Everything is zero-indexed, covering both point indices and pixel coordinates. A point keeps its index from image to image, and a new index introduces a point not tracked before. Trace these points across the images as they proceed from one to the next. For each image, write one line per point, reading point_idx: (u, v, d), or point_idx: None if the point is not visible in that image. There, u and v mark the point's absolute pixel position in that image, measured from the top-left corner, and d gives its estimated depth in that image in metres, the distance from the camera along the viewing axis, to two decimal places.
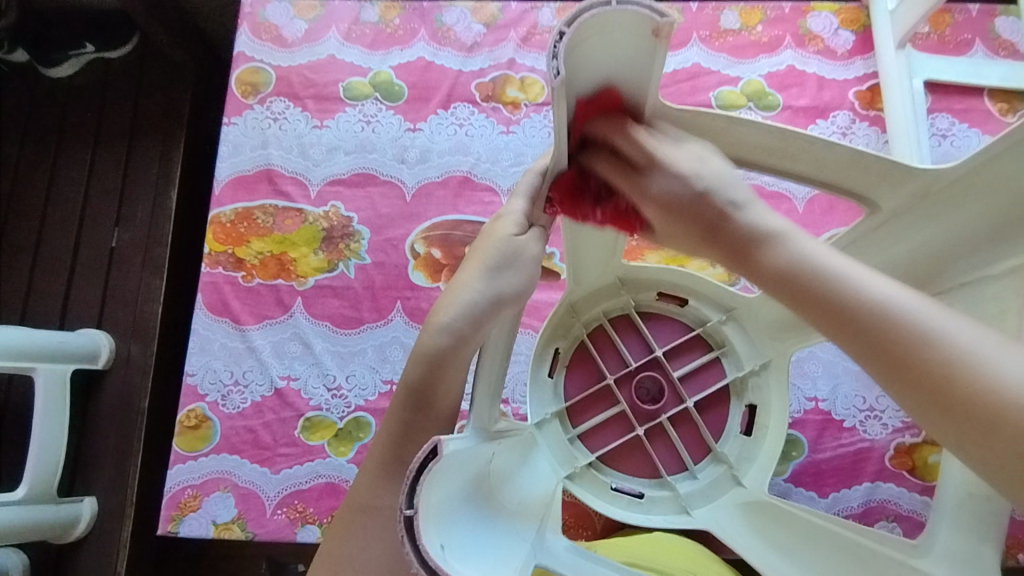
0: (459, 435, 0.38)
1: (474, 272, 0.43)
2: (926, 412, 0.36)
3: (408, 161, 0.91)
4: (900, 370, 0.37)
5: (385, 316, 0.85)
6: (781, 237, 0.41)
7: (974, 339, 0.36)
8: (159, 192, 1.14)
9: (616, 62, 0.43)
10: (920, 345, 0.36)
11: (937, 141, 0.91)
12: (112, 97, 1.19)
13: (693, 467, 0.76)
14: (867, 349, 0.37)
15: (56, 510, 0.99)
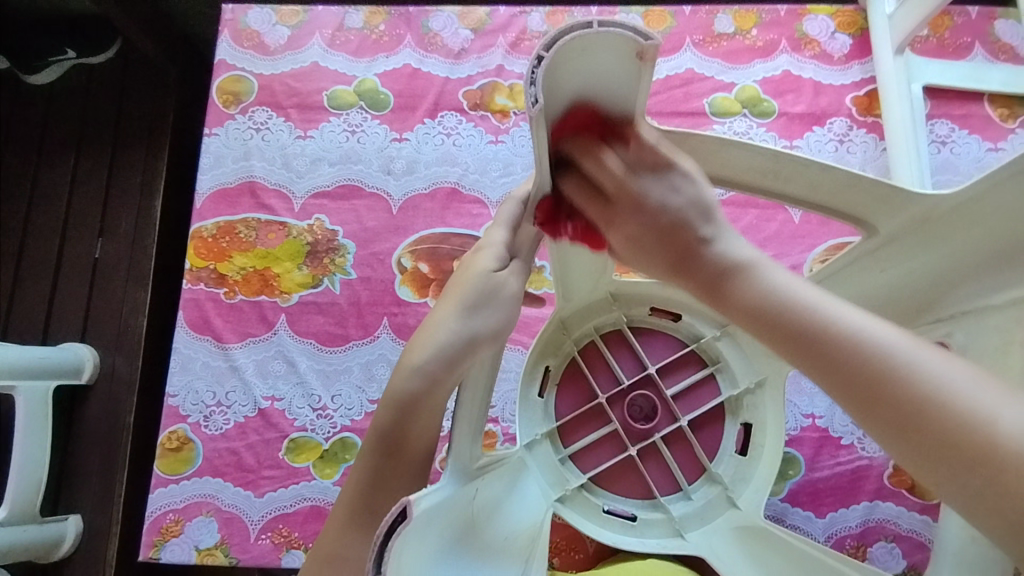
0: (434, 488, 0.38)
1: (450, 311, 0.45)
2: (903, 448, 0.34)
3: (394, 172, 0.89)
4: (872, 403, 0.35)
5: (371, 333, 0.83)
6: (751, 268, 0.42)
7: (955, 378, 0.34)
8: (143, 203, 1.11)
9: (599, 90, 0.43)
10: (894, 381, 0.34)
11: (937, 148, 0.89)
12: (92, 104, 1.16)
13: (687, 487, 0.74)
14: (840, 387, 0.36)
15: (40, 531, 0.97)
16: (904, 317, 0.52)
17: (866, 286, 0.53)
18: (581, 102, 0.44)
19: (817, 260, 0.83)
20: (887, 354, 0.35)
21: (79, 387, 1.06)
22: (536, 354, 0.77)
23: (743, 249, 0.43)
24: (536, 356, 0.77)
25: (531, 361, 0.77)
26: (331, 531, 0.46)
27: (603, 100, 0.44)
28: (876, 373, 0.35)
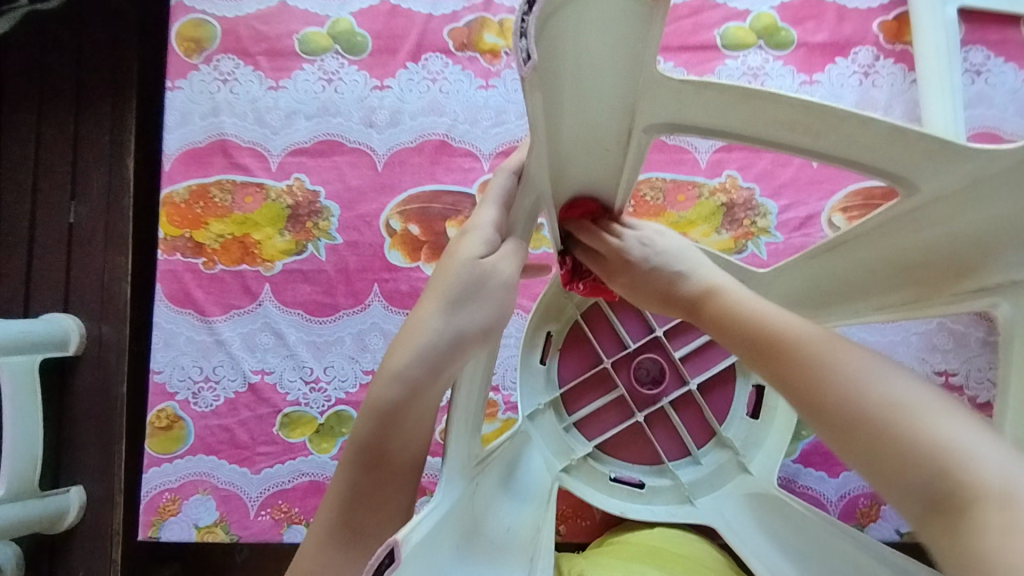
0: (423, 514, 0.36)
1: (433, 308, 0.42)
2: (819, 425, 0.35)
3: (377, 125, 0.81)
4: (789, 381, 0.37)
5: (361, 302, 0.78)
6: (725, 285, 0.46)
7: (863, 363, 0.35)
8: (113, 160, 0.93)
9: (600, 52, 0.37)
10: (807, 363, 0.37)
11: (970, 78, 0.81)
12: (41, 39, 0.95)
13: (696, 452, 0.72)
14: (765, 367, 0.39)
15: (42, 504, 0.85)
16: (936, 282, 0.48)
17: (901, 244, 0.48)
18: (583, 59, 0.38)
19: (837, 208, 0.77)
20: (819, 347, 0.37)
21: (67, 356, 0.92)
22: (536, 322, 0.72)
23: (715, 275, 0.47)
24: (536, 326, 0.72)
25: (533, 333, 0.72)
26: (315, 542, 0.42)
27: (601, 118, 0.44)
28: (803, 371, 0.36)
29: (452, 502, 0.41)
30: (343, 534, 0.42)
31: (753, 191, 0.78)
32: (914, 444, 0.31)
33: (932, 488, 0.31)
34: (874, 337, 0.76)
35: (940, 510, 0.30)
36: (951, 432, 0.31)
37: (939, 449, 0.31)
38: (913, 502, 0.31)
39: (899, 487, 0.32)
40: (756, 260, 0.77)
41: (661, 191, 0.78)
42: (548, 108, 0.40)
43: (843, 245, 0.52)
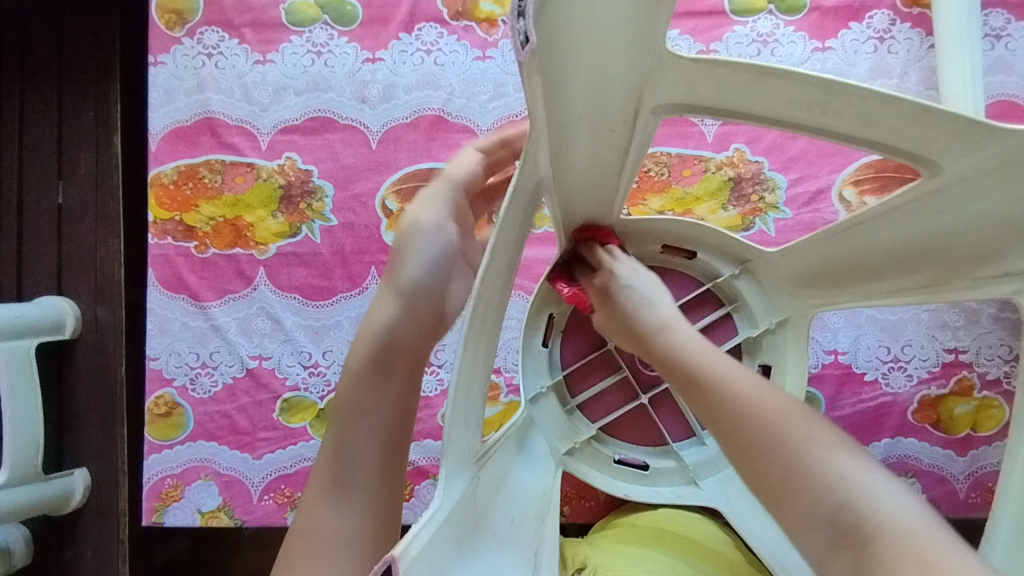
0: (424, 523, 0.36)
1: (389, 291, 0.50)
2: (746, 468, 0.43)
3: (370, 100, 0.78)
4: (727, 430, 0.44)
5: (359, 285, 0.77)
6: (677, 325, 0.51)
7: (786, 410, 0.43)
8: (101, 138, 0.87)
9: (605, 29, 0.35)
10: (741, 414, 0.43)
11: (990, 44, 0.77)
12: (17, 9, 0.88)
13: (701, 432, 0.70)
14: (706, 414, 0.45)
15: (45, 488, 0.81)
16: (959, 264, 0.49)
17: (917, 225, 0.49)
18: (586, 41, 0.36)
19: (848, 182, 0.74)
20: (748, 400, 0.44)
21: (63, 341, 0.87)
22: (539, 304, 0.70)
23: (668, 313, 0.52)
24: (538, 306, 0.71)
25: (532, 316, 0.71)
26: (312, 486, 0.52)
27: (603, 103, 0.41)
28: (733, 423, 0.43)
29: (453, 500, 0.40)
30: (331, 488, 0.51)
31: (761, 165, 0.75)
32: (819, 491, 0.39)
33: (834, 526, 0.38)
34: (883, 314, 0.74)
35: (842, 543, 0.38)
36: (849, 477, 0.39)
37: (840, 493, 0.38)
38: (818, 538, 0.39)
39: (808, 527, 0.39)
40: (763, 237, 0.75)
41: (666, 166, 0.76)
42: (549, 94, 0.37)
43: (858, 226, 0.52)
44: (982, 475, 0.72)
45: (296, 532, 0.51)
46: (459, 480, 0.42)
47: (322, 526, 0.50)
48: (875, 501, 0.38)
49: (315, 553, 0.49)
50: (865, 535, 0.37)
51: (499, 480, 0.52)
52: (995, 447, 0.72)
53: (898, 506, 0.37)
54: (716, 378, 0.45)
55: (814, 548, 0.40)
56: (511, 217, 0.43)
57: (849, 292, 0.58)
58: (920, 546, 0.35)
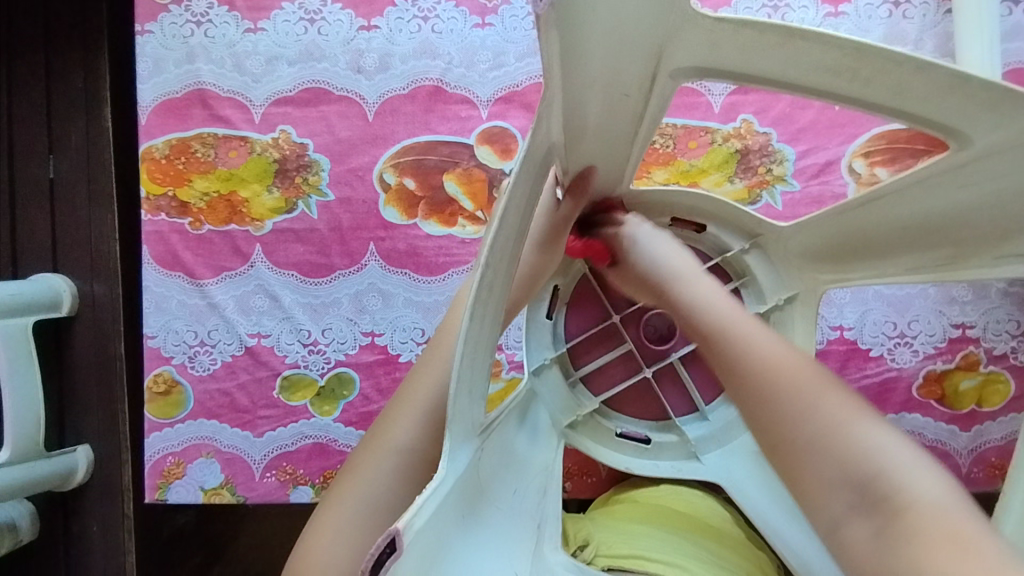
0: (431, 494, 0.33)
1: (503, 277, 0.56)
2: (767, 427, 0.43)
3: (366, 70, 0.75)
4: (748, 387, 0.44)
5: (357, 262, 0.75)
6: (696, 278, 0.51)
7: (810, 372, 0.43)
8: (90, 109, 0.84)
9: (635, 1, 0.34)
10: (767, 371, 0.43)
11: (1009, 8, 0.74)
12: None
13: (704, 408, 0.69)
14: (727, 364, 0.45)
15: (49, 465, 0.81)
16: (977, 237, 0.50)
17: (939, 201, 0.49)
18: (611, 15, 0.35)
19: (859, 153, 0.72)
20: (777, 366, 0.43)
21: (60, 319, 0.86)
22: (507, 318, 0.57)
23: (686, 267, 0.52)
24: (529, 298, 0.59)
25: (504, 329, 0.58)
26: (399, 397, 0.50)
27: (623, 71, 0.41)
28: (757, 386, 0.43)
29: (456, 473, 0.37)
30: (415, 406, 0.49)
31: (770, 136, 0.73)
32: (846, 459, 0.40)
33: (858, 494, 0.39)
34: (891, 289, 0.73)
35: (864, 513, 0.38)
36: (878, 446, 0.39)
37: (871, 463, 0.39)
38: (838, 505, 0.40)
39: (831, 492, 0.40)
40: (770, 211, 0.73)
41: (671, 138, 0.74)
42: (566, 53, 0.36)
43: (879, 201, 0.52)
44: (985, 450, 0.72)
45: (370, 439, 0.49)
46: (462, 455, 0.39)
47: (395, 440, 0.48)
48: (906, 478, 0.38)
49: (381, 464, 0.47)
50: (894, 507, 0.37)
51: (504, 451, 0.50)
52: (1000, 422, 0.72)
53: (928, 481, 0.38)
54: (737, 336, 0.45)
55: (830, 515, 0.40)
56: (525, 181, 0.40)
57: (861, 268, 0.59)
58: (956, 525, 0.35)
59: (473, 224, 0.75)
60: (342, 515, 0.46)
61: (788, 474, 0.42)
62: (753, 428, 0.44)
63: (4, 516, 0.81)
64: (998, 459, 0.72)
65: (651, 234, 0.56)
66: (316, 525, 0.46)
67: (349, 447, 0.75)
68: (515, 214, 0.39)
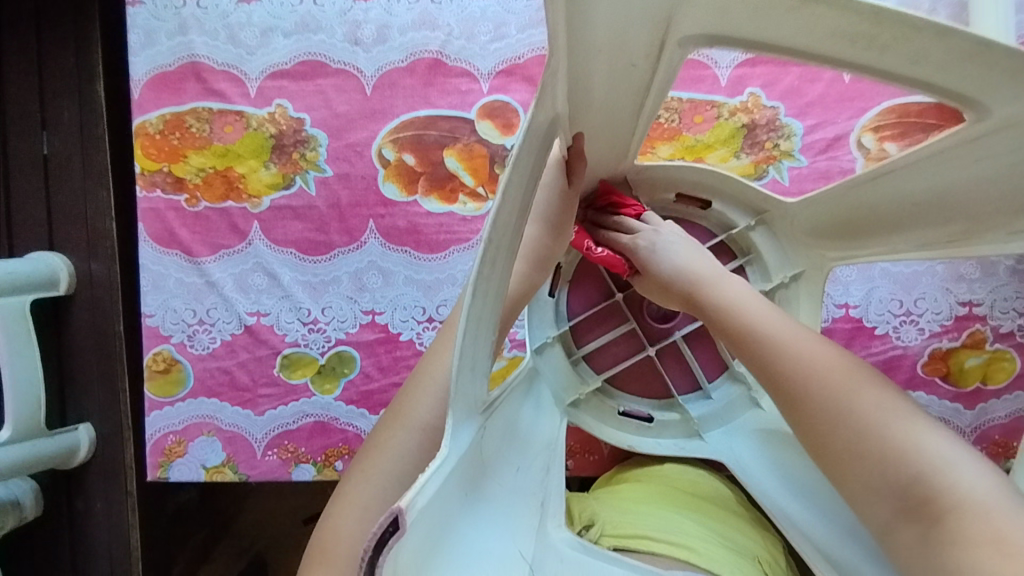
0: (435, 471, 0.32)
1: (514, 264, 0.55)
2: (810, 435, 0.47)
3: (364, 42, 0.73)
4: (788, 397, 0.48)
5: (357, 239, 0.74)
6: (728, 285, 0.54)
7: (847, 379, 0.46)
8: (82, 84, 0.82)
9: None
10: (802, 382, 0.47)
11: None
12: None
13: (707, 386, 0.69)
14: (767, 377, 0.49)
15: (51, 443, 0.81)
16: (989, 214, 0.49)
17: (951, 174, 0.48)
18: None
19: (868, 128, 0.71)
20: (818, 372, 0.47)
21: (58, 297, 0.85)
22: (517, 305, 0.56)
23: (718, 273, 0.56)
24: (543, 282, 0.59)
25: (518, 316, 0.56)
26: (417, 375, 0.51)
27: (630, 38, 0.39)
28: (801, 394, 0.47)
29: (459, 451, 0.36)
30: (434, 384, 0.49)
31: (777, 110, 0.72)
32: (890, 464, 0.43)
33: (903, 500, 0.42)
34: (897, 267, 0.72)
35: (911, 518, 0.42)
36: (922, 450, 0.43)
37: (914, 466, 0.42)
38: (885, 510, 0.43)
39: (876, 499, 0.44)
40: (777, 186, 0.72)
41: (677, 112, 0.72)
42: (569, 17, 0.35)
43: (889, 175, 0.52)
44: (988, 428, 0.72)
45: (390, 417, 0.49)
46: (465, 432, 0.38)
47: (417, 417, 0.48)
48: (951, 480, 0.41)
49: (403, 441, 0.47)
50: (937, 513, 0.41)
51: (507, 429, 0.49)
52: (1004, 400, 0.72)
53: (972, 481, 0.41)
54: (777, 344, 0.49)
55: (880, 520, 0.44)
56: (528, 155, 0.38)
57: (872, 245, 0.58)
58: (999, 526, 0.38)
59: (474, 200, 0.74)
60: (365, 491, 0.46)
61: (837, 478, 0.46)
62: (800, 434, 0.48)
63: (8, 494, 0.81)
64: (1001, 437, 0.72)
65: (668, 241, 0.59)
66: (338, 501, 0.47)
67: (350, 425, 0.75)
68: (518, 187, 0.38)
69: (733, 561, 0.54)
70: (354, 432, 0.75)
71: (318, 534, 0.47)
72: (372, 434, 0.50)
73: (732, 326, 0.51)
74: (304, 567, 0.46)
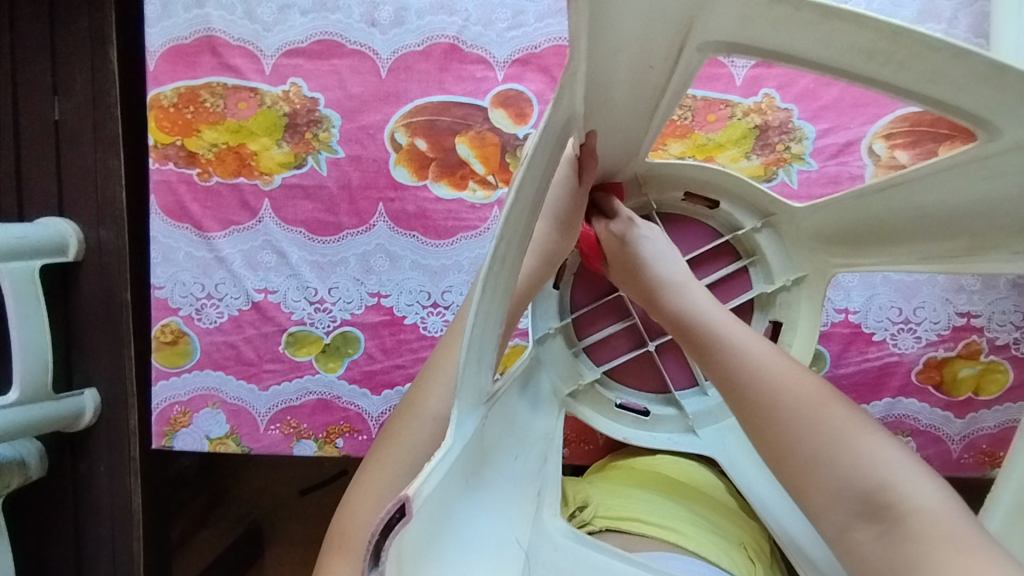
0: (440, 459, 0.33)
1: (526, 263, 0.56)
2: (767, 443, 0.48)
3: (380, 24, 0.73)
4: (748, 405, 0.49)
5: (366, 222, 0.75)
6: (683, 285, 0.56)
7: (800, 387, 0.48)
8: (95, 50, 0.82)
9: None
10: (764, 389, 0.48)
11: None
12: None
13: (704, 383, 0.69)
14: (732, 384, 0.49)
15: (57, 406, 0.82)
16: (994, 229, 0.49)
17: (961, 191, 0.48)
18: None
19: (880, 135, 0.71)
20: (784, 389, 0.48)
21: (68, 264, 0.86)
22: (525, 298, 0.56)
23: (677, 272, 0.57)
24: (548, 278, 0.59)
25: (524, 309, 0.57)
26: (431, 366, 0.52)
27: (649, 41, 0.40)
28: (764, 410, 0.48)
29: (463, 439, 0.37)
30: (447, 375, 0.50)
31: (791, 113, 0.72)
32: (851, 472, 0.45)
33: (864, 504, 0.44)
34: (900, 275, 0.73)
35: (872, 520, 0.44)
36: (873, 459, 0.45)
37: (873, 475, 0.45)
38: (846, 515, 0.45)
39: (837, 506, 0.45)
40: (786, 189, 0.72)
41: (690, 110, 0.72)
42: (594, 20, 0.35)
43: (900, 185, 0.52)
44: (977, 437, 0.73)
45: (405, 407, 0.50)
46: (470, 422, 0.39)
47: (430, 408, 0.49)
48: (910, 489, 0.44)
49: (416, 430, 0.49)
50: (901, 516, 0.43)
51: (509, 418, 0.50)
52: (994, 411, 0.73)
53: (921, 490, 0.44)
54: (745, 357, 0.49)
55: (841, 524, 0.46)
56: (541, 158, 0.39)
57: (875, 255, 0.59)
58: (955, 528, 0.42)
59: (483, 188, 0.74)
60: (383, 479, 0.47)
61: (795, 489, 0.47)
62: (759, 446, 0.49)
63: (13, 452, 0.83)
64: (989, 447, 0.73)
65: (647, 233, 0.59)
66: (358, 488, 0.48)
67: (352, 404, 0.76)
68: (531, 185, 0.38)
69: (720, 548, 0.56)
70: (356, 411, 0.76)
71: (338, 521, 0.48)
72: (389, 422, 0.52)
73: (692, 326, 0.53)
74: (328, 553, 0.48)
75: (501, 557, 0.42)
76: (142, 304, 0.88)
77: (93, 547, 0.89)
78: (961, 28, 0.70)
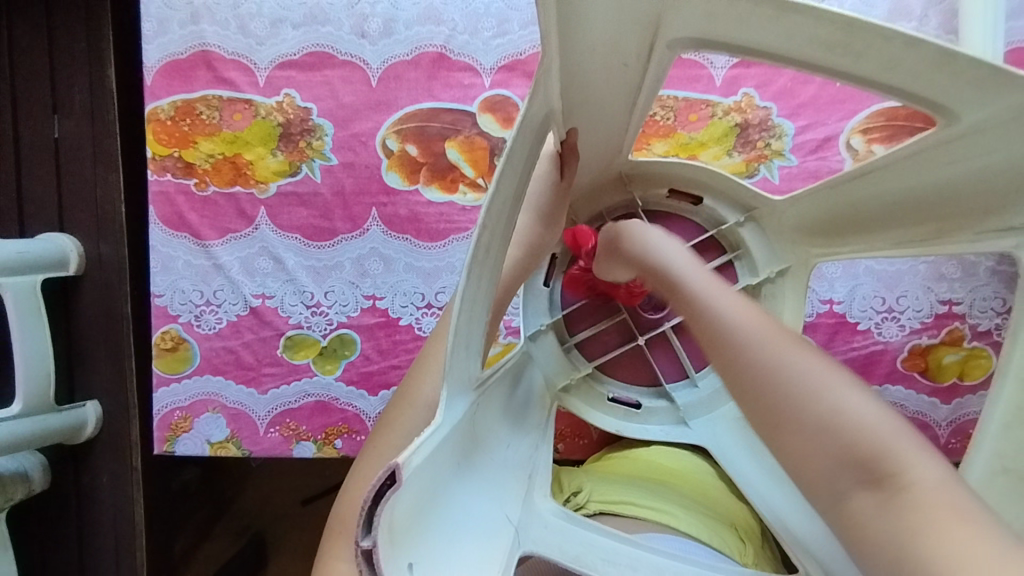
0: (429, 434, 0.35)
1: (511, 252, 0.58)
2: (748, 401, 0.45)
3: (370, 35, 0.76)
4: (729, 358, 0.46)
5: (360, 226, 0.77)
6: (670, 253, 0.56)
7: (782, 344, 0.45)
8: (93, 68, 0.84)
9: None
10: (743, 342, 0.46)
11: None
12: None
13: (694, 374, 0.71)
14: (715, 336, 0.48)
15: (60, 418, 0.83)
16: (965, 216, 0.50)
17: (928, 176, 0.50)
18: None
19: (857, 130, 0.73)
20: (772, 349, 0.45)
21: (69, 278, 0.87)
22: (511, 288, 0.58)
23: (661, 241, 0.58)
24: (534, 270, 0.61)
25: (511, 299, 0.59)
26: (425, 356, 0.54)
27: (621, 39, 0.42)
28: (745, 360, 0.45)
29: (453, 419, 0.39)
30: (438, 364, 0.52)
31: (770, 111, 0.74)
32: (840, 436, 0.41)
33: (861, 470, 0.40)
34: (882, 265, 0.74)
35: (868, 488, 0.39)
36: (864, 423, 0.41)
37: (867, 442, 0.40)
38: (841, 482, 0.41)
39: (829, 473, 0.41)
40: (767, 184, 0.74)
41: (672, 110, 0.74)
42: (565, 18, 0.37)
43: (871, 174, 0.55)
44: (963, 422, 0.75)
45: (400, 398, 0.52)
46: (459, 403, 0.40)
47: (423, 396, 0.51)
48: (909, 455, 0.39)
49: (411, 418, 0.50)
50: (897, 484, 0.39)
51: (500, 405, 0.52)
52: (978, 396, 0.75)
53: (927, 462, 0.39)
54: (723, 315, 0.48)
55: (832, 492, 0.41)
56: (522, 150, 0.41)
57: (854, 244, 0.61)
58: (957, 501, 0.37)
59: (473, 191, 0.76)
60: (377, 465, 0.49)
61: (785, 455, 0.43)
62: (742, 403, 0.46)
63: (16, 465, 0.83)
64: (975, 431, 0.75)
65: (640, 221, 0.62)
66: (356, 479, 0.50)
67: (350, 405, 0.77)
68: (512, 178, 0.40)
69: (711, 528, 0.58)
70: (354, 411, 0.77)
71: (338, 509, 0.50)
72: (385, 413, 0.54)
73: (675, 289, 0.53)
74: (326, 541, 0.49)
75: (493, 534, 0.44)
76: (142, 316, 0.89)
77: (96, 558, 0.90)
78: (931, 24, 0.72)
